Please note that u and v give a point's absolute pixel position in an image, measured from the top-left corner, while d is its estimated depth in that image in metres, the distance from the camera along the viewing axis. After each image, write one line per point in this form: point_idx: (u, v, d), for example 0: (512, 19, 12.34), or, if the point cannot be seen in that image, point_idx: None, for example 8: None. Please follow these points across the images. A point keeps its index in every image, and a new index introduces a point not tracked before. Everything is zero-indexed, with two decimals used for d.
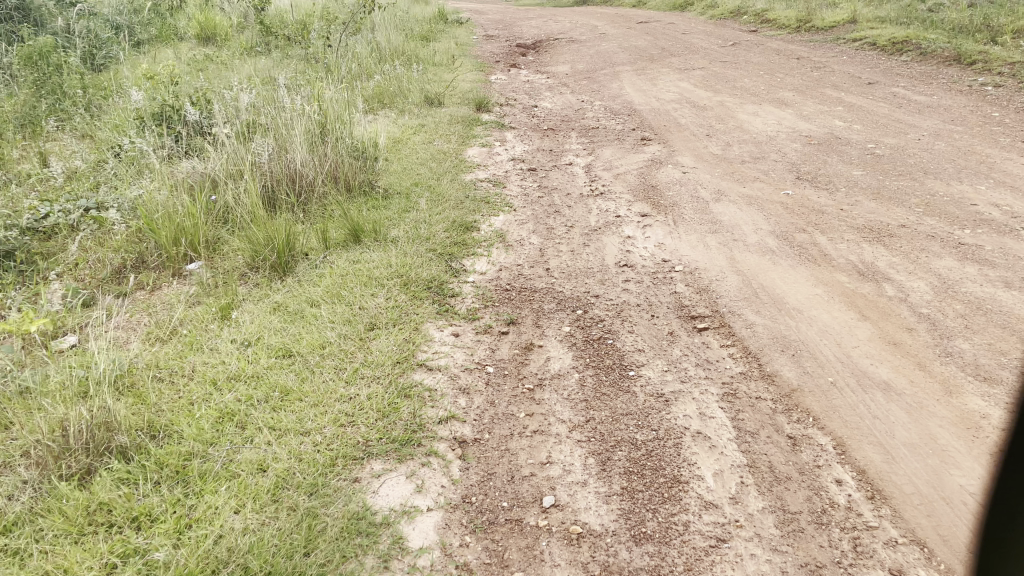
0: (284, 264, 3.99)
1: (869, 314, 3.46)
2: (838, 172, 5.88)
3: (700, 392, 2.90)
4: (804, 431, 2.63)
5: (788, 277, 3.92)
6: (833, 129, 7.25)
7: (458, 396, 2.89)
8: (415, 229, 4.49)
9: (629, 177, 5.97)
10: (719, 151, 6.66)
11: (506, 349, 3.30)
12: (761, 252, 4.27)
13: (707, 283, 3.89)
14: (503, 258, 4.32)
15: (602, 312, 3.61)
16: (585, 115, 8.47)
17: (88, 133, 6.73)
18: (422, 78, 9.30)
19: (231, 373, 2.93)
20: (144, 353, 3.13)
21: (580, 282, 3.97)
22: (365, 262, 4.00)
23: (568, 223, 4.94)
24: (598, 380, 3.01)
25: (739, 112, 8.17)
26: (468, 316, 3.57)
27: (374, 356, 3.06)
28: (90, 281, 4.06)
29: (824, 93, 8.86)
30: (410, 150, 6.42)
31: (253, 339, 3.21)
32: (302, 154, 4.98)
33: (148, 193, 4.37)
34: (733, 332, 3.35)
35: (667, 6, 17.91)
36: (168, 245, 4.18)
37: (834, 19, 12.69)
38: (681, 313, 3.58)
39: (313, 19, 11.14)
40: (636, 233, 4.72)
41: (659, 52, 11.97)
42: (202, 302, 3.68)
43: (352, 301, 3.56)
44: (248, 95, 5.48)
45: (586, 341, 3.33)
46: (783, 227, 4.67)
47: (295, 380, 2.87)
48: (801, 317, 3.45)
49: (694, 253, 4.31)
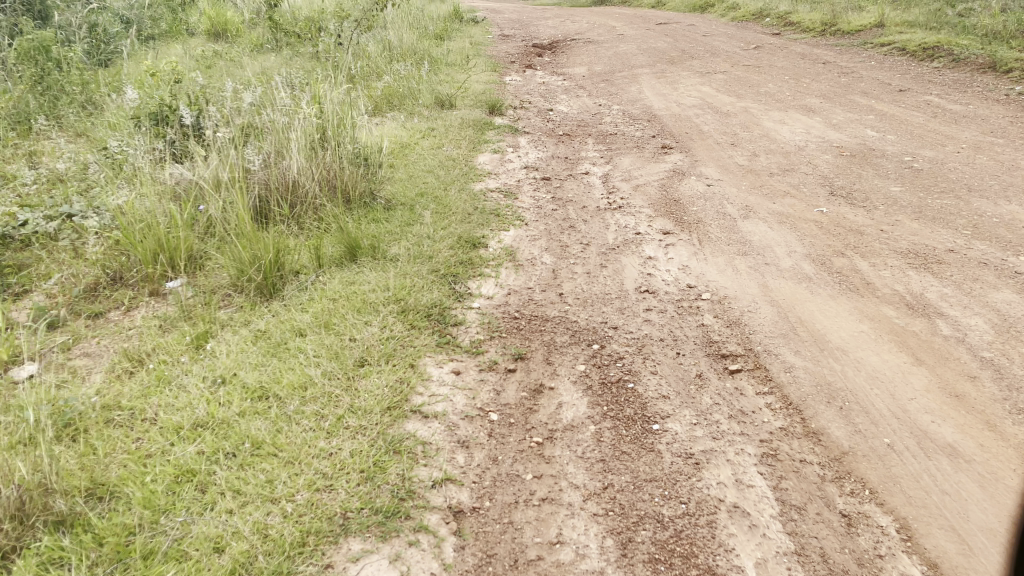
0: (271, 285, 3.64)
1: (923, 357, 3.06)
2: (874, 187, 5.47)
3: (735, 452, 2.51)
4: (859, 508, 2.25)
5: (828, 309, 3.52)
6: (866, 140, 6.83)
7: (455, 451, 2.52)
8: (417, 246, 4.12)
9: (650, 189, 5.57)
10: (745, 161, 6.26)
11: (513, 391, 2.92)
12: (796, 279, 3.86)
13: (738, 315, 3.49)
14: (512, 281, 3.95)
15: (621, 348, 3.22)
16: (603, 120, 8.08)
17: (82, 132, 6.41)
18: (433, 79, 8.93)
19: (197, 419, 2.58)
20: (104, 393, 2.78)
21: (596, 311, 3.59)
22: (360, 283, 3.64)
23: (583, 241, 4.56)
24: (617, 434, 2.62)
25: (764, 119, 7.76)
26: (471, 349, 3.20)
27: (362, 400, 2.70)
28: (60, 299, 3.72)
29: (853, 100, 8.43)
30: (418, 156, 6.05)
31: (227, 376, 2.84)
32: (299, 160, 4.61)
33: (128, 201, 4.02)
34: (770, 376, 2.95)
35: (686, 7, 17.50)
36: (146, 261, 3.84)
37: (861, 22, 12.24)
38: (710, 350, 3.19)
39: (325, 15, 10.78)
40: (658, 253, 4.34)
41: (680, 54, 11.56)
42: (176, 328, 3.33)
43: (342, 331, 3.19)
44: (247, 95, 5.12)
45: (602, 383, 2.95)
46: (819, 250, 4.26)
47: (268, 430, 2.51)
48: (846, 360, 3.05)
49: (721, 279, 3.92)
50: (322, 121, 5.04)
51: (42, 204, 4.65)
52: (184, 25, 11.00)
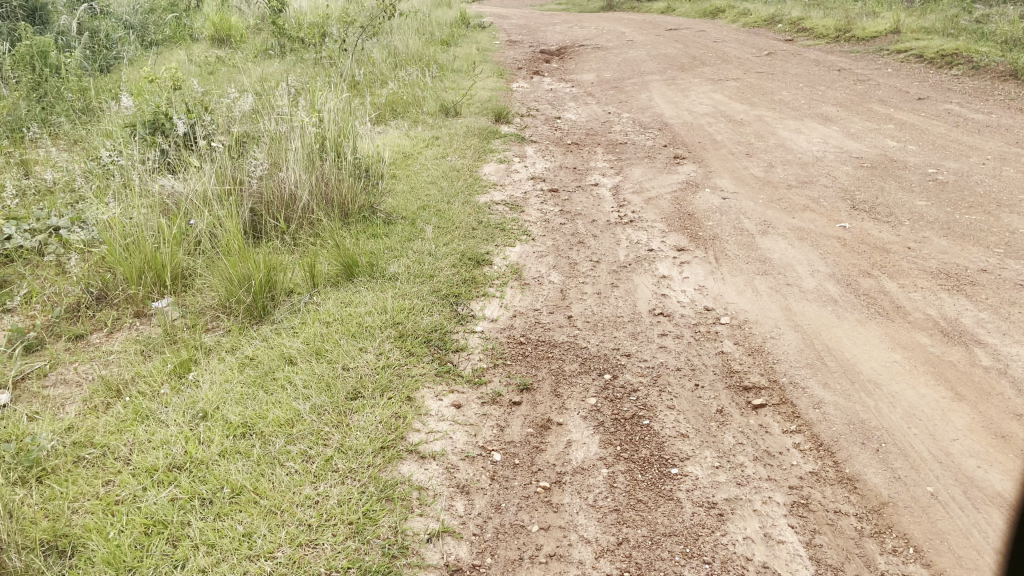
0: (262, 307, 3.43)
1: (964, 391, 2.82)
2: (898, 201, 5.23)
3: (763, 501, 2.29)
4: (903, 568, 2.02)
5: (857, 336, 3.28)
6: (886, 150, 6.59)
7: (453, 498, 2.29)
8: (418, 264, 3.90)
9: (662, 202, 5.35)
10: (761, 172, 6.03)
11: (517, 427, 2.70)
12: (820, 302, 3.63)
13: (760, 342, 3.26)
14: (518, 301, 3.73)
15: (635, 378, 2.99)
16: (612, 128, 7.87)
17: (76, 139, 6.20)
18: (439, 86, 8.73)
19: (173, 460, 2.36)
20: (75, 429, 2.56)
21: (607, 336, 3.36)
22: (356, 305, 3.43)
23: (593, 258, 4.33)
24: (632, 479, 2.39)
25: (779, 128, 7.52)
26: (473, 379, 2.97)
27: (354, 439, 2.48)
28: (40, 319, 3.51)
29: (871, 108, 8.19)
30: (421, 166, 5.84)
31: (208, 411, 2.62)
32: (297, 171, 4.39)
33: (114, 215, 3.81)
34: (798, 413, 2.72)
35: (696, 13, 17.31)
36: (132, 280, 3.63)
37: (875, 29, 12.00)
38: (731, 382, 2.96)
39: (331, 20, 10.59)
40: (672, 272, 4.10)
41: (690, 61, 11.34)
42: (159, 354, 3.12)
43: (335, 360, 2.97)
44: (245, 104, 4.93)
45: (615, 419, 2.72)
46: (844, 270, 4.02)
47: (249, 473, 2.29)
48: (880, 394, 2.81)
49: (741, 301, 3.68)
50: (322, 131, 4.84)
51: (30, 216, 4.45)
52: (188, 30, 10.83)
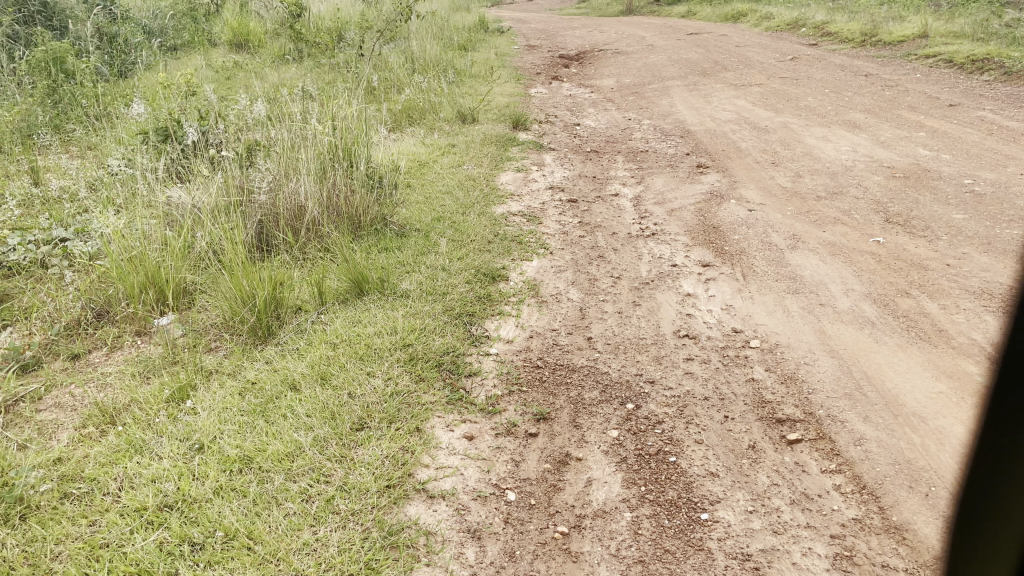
0: (267, 327, 3.27)
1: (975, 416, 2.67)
2: (933, 214, 4.99)
3: (802, 553, 2.09)
4: None
5: (897, 363, 3.07)
6: (918, 159, 6.35)
7: (464, 544, 2.11)
8: (430, 281, 3.74)
9: (686, 214, 5.15)
10: (788, 183, 5.81)
11: (534, 462, 2.52)
12: (857, 325, 3.42)
13: (794, 369, 3.06)
14: (535, 321, 3.56)
15: (660, 408, 2.80)
16: (632, 135, 7.68)
17: (88, 144, 6.09)
18: (456, 91, 8.59)
19: (165, 499, 2.20)
20: (64, 461, 2.41)
21: (629, 360, 3.17)
22: (365, 325, 3.27)
23: (614, 274, 4.14)
24: (658, 525, 2.20)
25: (806, 135, 7.29)
26: (487, 408, 2.80)
27: (357, 475, 2.31)
28: (40, 336, 3.36)
29: (901, 115, 7.93)
30: (436, 175, 5.69)
31: (205, 442, 2.46)
32: (307, 182, 4.24)
33: (117, 228, 3.66)
34: (837, 451, 2.52)
35: (717, 16, 17.07)
36: (135, 296, 3.48)
37: (902, 33, 11.72)
38: (763, 413, 2.76)
39: (349, 25, 10.50)
40: (697, 289, 3.91)
41: (712, 66, 11.12)
42: (157, 377, 2.96)
43: (340, 386, 2.80)
44: (257, 110, 4.79)
45: (638, 455, 2.53)
46: (880, 289, 3.80)
47: (244, 515, 2.13)
48: (925, 430, 2.60)
49: (771, 322, 3.48)
50: (335, 139, 4.70)
51: (35, 226, 4.33)
52: (207, 35, 10.76)
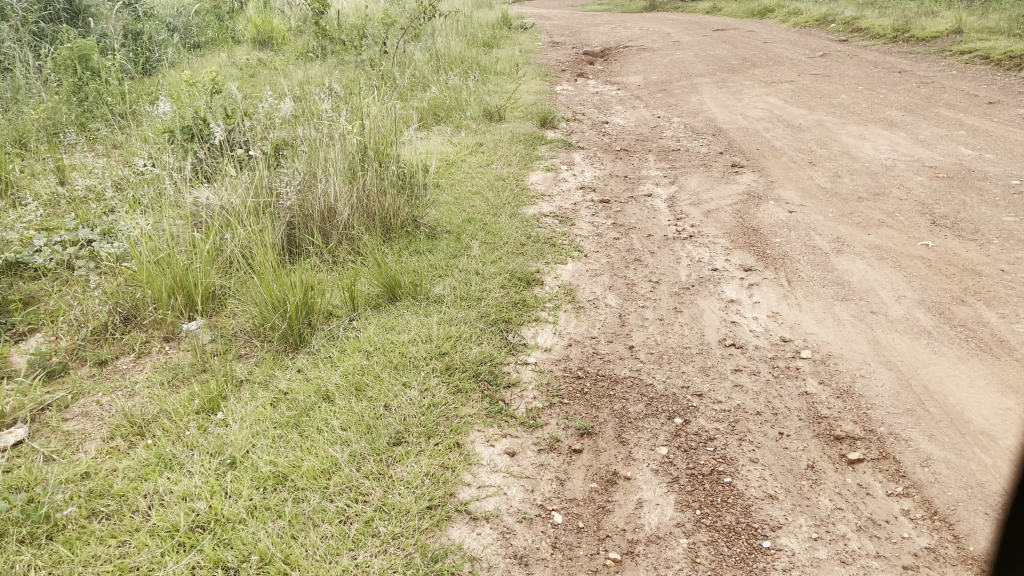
0: (298, 334, 3.16)
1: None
2: (982, 216, 4.80)
3: None
4: None
5: (960, 377, 2.90)
6: (961, 159, 6.13)
7: (511, 572, 1.99)
8: (464, 286, 3.62)
9: (723, 215, 4.99)
10: (827, 183, 5.63)
11: (580, 482, 2.39)
12: (912, 334, 3.25)
13: (849, 382, 2.90)
14: (573, 328, 3.42)
15: (710, 424, 2.66)
16: (662, 133, 7.52)
17: (114, 143, 6.03)
18: (482, 90, 8.47)
19: (197, 519, 2.10)
20: (92, 476, 2.32)
21: (675, 371, 3.03)
22: (399, 332, 3.16)
23: (652, 278, 4.00)
24: (717, 553, 2.07)
25: (842, 134, 7.09)
26: (528, 422, 2.67)
27: (397, 495, 2.20)
28: (66, 342, 3.27)
29: (939, 113, 7.70)
30: (464, 175, 5.57)
31: (237, 458, 2.36)
32: (336, 183, 4.13)
33: (143, 230, 3.57)
34: (902, 472, 2.38)
35: (743, 12, 16.81)
36: (163, 301, 3.39)
37: (935, 29, 11.44)
38: (820, 430, 2.61)
39: (373, 23, 10.41)
40: (741, 295, 3.76)
41: (741, 63, 10.91)
42: (187, 386, 2.87)
43: (376, 397, 2.69)
44: (285, 108, 4.69)
45: (691, 475, 2.39)
46: (934, 297, 3.63)
47: (280, 538, 2.02)
48: (996, 449, 2.44)
49: (822, 331, 3.32)
50: (363, 139, 4.59)
51: (61, 227, 4.26)
52: (231, 33, 10.70)
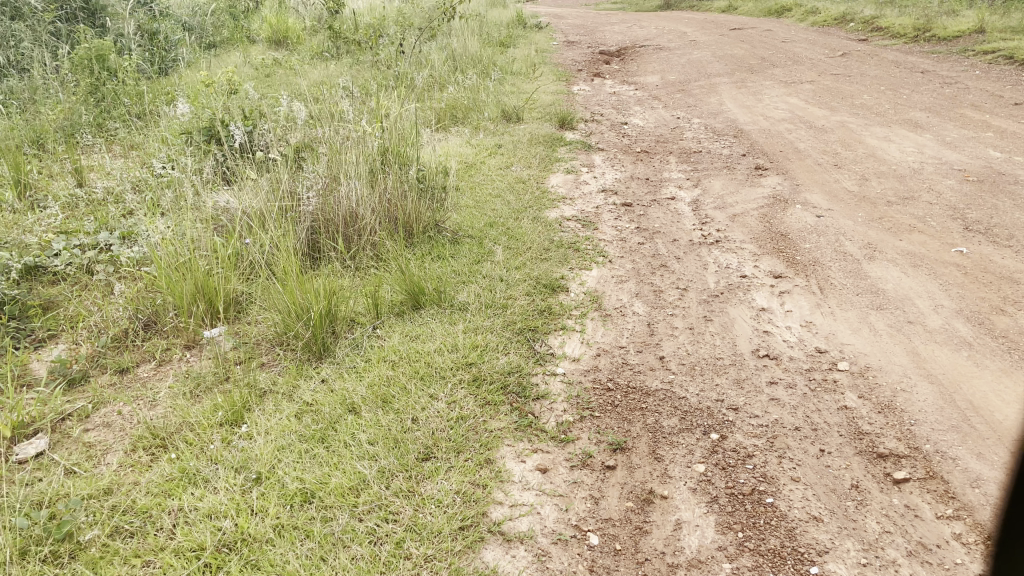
0: (322, 343, 3.09)
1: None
2: (1016, 220, 4.68)
3: None
4: None
5: (1006, 390, 2.80)
6: (990, 161, 6.00)
7: None
8: (488, 293, 3.54)
9: (749, 219, 4.89)
10: (854, 186, 5.52)
11: (615, 501, 2.31)
12: (952, 346, 3.15)
13: (890, 396, 2.81)
14: (601, 337, 3.34)
15: (748, 439, 2.57)
16: (682, 134, 7.41)
17: (131, 143, 5.97)
18: (499, 90, 8.38)
19: (223, 538, 2.04)
20: (114, 491, 2.26)
21: (708, 383, 2.95)
22: (424, 341, 3.08)
23: (680, 285, 3.91)
24: None
25: (866, 135, 6.96)
26: (559, 436, 2.59)
27: (427, 515, 2.13)
28: (85, 348, 3.22)
29: (965, 114, 7.55)
30: (484, 177, 5.49)
31: (263, 473, 2.30)
32: (358, 187, 4.06)
33: (162, 234, 3.51)
34: (951, 493, 2.28)
35: (759, 11, 16.65)
36: (183, 307, 3.33)
37: (957, 28, 11.26)
38: (862, 447, 2.52)
39: (388, 22, 10.33)
40: (772, 303, 3.66)
41: (760, 62, 10.77)
42: (209, 396, 2.80)
43: (403, 410, 2.62)
44: (303, 110, 4.62)
45: (730, 495, 2.31)
46: (972, 306, 3.52)
47: (309, 560, 1.96)
48: None
49: (858, 342, 3.23)
50: (384, 141, 4.52)
51: (80, 231, 4.21)
52: (246, 32, 10.66)
